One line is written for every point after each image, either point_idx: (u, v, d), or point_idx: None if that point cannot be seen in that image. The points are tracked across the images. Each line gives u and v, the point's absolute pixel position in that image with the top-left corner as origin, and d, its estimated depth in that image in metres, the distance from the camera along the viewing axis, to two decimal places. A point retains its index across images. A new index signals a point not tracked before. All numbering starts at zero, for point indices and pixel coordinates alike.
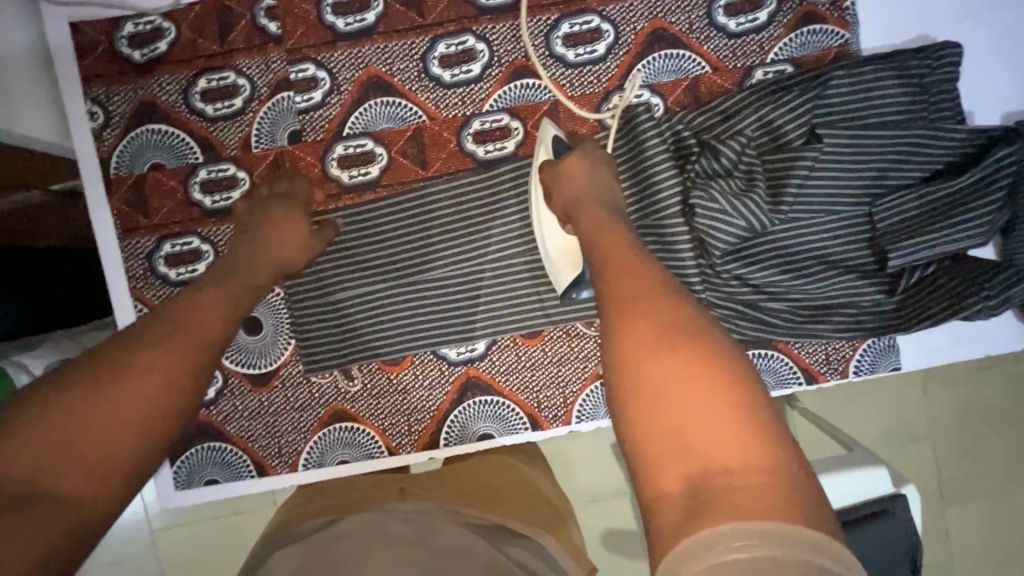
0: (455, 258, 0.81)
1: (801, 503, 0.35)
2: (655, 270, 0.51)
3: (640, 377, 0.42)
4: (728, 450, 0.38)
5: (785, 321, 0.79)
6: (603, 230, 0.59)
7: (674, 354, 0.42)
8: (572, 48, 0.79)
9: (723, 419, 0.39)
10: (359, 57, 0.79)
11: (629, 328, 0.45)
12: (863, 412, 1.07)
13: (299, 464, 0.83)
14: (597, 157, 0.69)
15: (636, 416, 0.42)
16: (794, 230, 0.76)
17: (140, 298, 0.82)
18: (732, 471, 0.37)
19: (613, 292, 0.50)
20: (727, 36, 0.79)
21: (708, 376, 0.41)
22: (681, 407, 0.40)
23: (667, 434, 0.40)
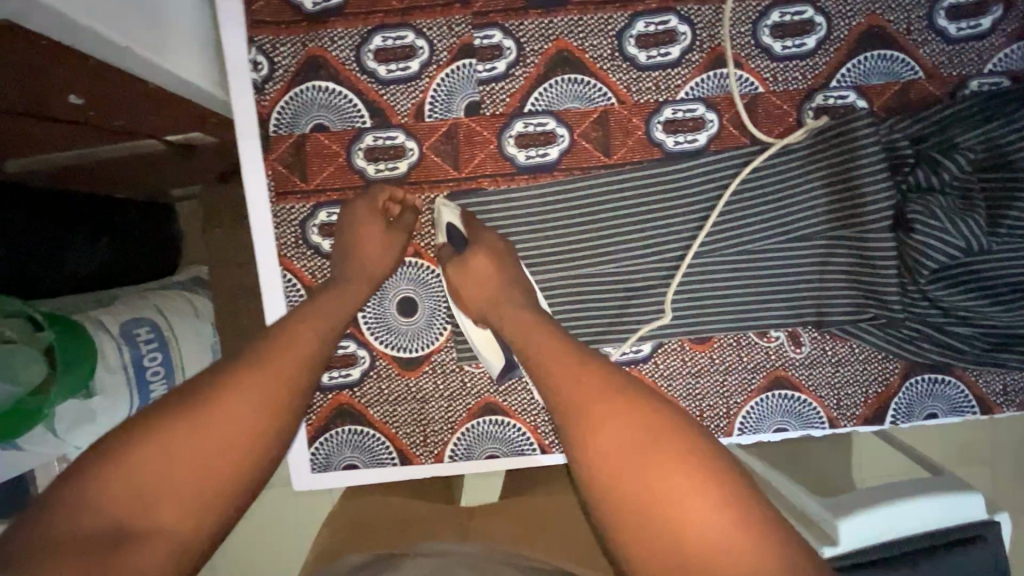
0: (632, 252, 0.76)
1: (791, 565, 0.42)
2: (592, 354, 0.55)
3: (619, 475, 0.47)
4: (725, 543, 0.43)
5: (974, 349, 0.75)
6: (526, 327, 0.60)
7: (649, 454, 0.47)
8: (780, 39, 0.73)
9: (700, 498, 0.45)
10: (549, 28, 0.73)
11: (595, 434, 0.49)
12: (936, 438, 1.03)
13: (444, 455, 0.79)
14: (499, 249, 0.70)
15: (623, 517, 0.46)
16: (1007, 254, 0.71)
17: (289, 267, 0.77)
18: (727, 569, 0.42)
19: (560, 388, 0.52)
20: (946, 42, 0.74)
21: (681, 461, 0.47)
22: (670, 499, 0.45)
23: (662, 538, 0.44)
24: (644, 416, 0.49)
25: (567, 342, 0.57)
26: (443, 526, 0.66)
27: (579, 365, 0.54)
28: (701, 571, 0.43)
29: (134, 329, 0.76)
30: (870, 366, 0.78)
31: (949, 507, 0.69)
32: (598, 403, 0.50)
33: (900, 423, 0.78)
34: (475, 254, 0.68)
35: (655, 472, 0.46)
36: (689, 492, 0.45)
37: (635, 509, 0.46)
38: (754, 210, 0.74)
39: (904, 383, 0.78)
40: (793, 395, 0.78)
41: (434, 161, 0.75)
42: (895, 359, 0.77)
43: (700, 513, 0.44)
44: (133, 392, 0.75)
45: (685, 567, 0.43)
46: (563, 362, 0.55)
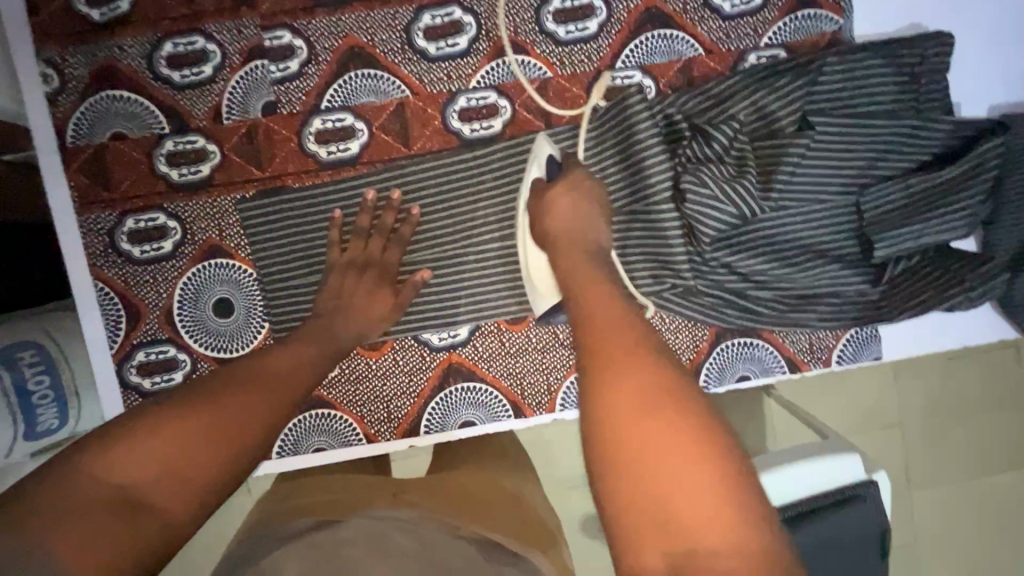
0: (437, 239, 0.78)
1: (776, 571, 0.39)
2: (635, 322, 0.52)
3: (615, 415, 0.46)
4: (705, 528, 0.40)
5: (771, 311, 0.78)
6: (579, 273, 0.59)
7: (654, 414, 0.45)
8: (563, 24, 0.76)
9: (701, 482, 0.42)
10: (338, 26, 0.75)
11: (609, 397, 0.47)
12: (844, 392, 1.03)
13: (274, 451, 0.80)
14: (590, 188, 0.65)
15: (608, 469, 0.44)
16: (785, 217, 0.75)
17: (101, 276, 0.77)
18: (721, 556, 0.39)
19: (597, 343, 0.51)
20: (721, 19, 0.77)
21: (692, 444, 0.43)
22: (666, 471, 0.42)
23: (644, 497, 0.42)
24: (652, 384, 0.47)
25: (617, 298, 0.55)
26: (374, 495, 0.62)
27: (615, 319, 0.52)
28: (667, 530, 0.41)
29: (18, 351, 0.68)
30: (681, 335, 0.81)
31: (829, 471, 0.77)
32: (613, 351, 0.50)
33: (713, 386, 0.82)
34: (555, 187, 0.65)
35: (661, 433, 0.44)
36: (693, 472, 0.42)
37: (632, 465, 0.43)
38: None
39: (714, 348, 0.82)
40: None
41: (238, 162, 0.76)
42: (703, 326, 0.80)
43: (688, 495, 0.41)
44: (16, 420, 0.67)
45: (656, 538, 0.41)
46: (600, 306, 0.54)
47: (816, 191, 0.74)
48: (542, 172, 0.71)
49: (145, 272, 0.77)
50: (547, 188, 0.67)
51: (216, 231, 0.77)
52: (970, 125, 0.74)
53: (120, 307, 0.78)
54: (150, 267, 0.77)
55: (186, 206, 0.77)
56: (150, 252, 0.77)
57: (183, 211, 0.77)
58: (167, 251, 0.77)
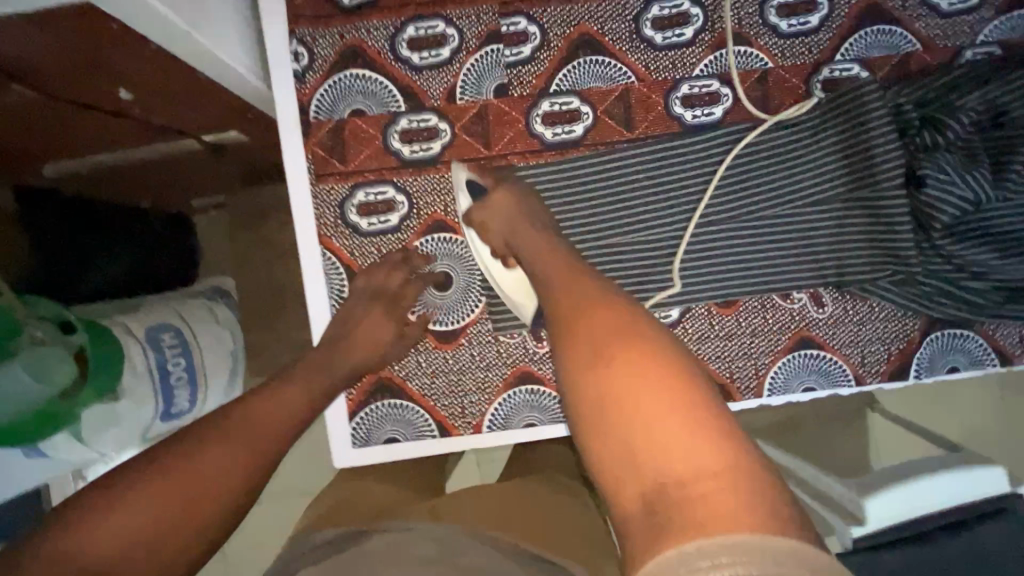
0: (654, 219, 0.80)
1: (760, 512, 0.37)
2: (589, 282, 0.56)
3: (595, 375, 0.47)
4: (689, 466, 0.40)
5: (988, 302, 0.78)
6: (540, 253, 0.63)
7: (639, 365, 0.45)
8: (786, 18, 0.79)
9: (674, 419, 0.42)
10: (571, 13, 0.78)
11: (581, 345, 0.49)
12: (938, 416, 1.11)
13: (482, 426, 0.80)
14: (518, 190, 0.72)
15: (589, 419, 0.46)
16: (1014, 208, 0.74)
17: (329, 246, 0.79)
18: (691, 479, 0.39)
19: (561, 309, 0.54)
20: (939, 16, 0.79)
21: (667, 385, 0.44)
22: (642, 412, 0.43)
23: (626, 442, 0.43)
24: (608, 331, 0.49)
25: (573, 266, 0.59)
26: (410, 508, 0.67)
27: (573, 285, 0.56)
28: (652, 471, 0.41)
29: (160, 333, 0.81)
30: (891, 324, 0.81)
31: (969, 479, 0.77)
32: (583, 310, 0.52)
33: (923, 377, 0.81)
34: (495, 194, 0.72)
35: (615, 373, 0.46)
36: (665, 407, 0.43)
37: (603, 419, 0.45)
38: (767, 176, 0.78)
39: (925, 339, 0.81)
40: (819, 354, 0.81)
41: (467, 140, 0.79)
42: (913, 315, 0.81)
43: (665, 433, 0.42)
44: (156, 391, 0.80)
45: (636, 473, 0.41)
46: (573, 283, 0.56)
47: None
48: (470, 198, 0.76)
49: (372, 243, 0.80)
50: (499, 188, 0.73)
51: (441, 206, 0.80)
52: None
53: (343, 276, 0.80)
54: (376, 239, 0.80)
55: (415, 181, 0.79)
56: (377, 224, 0.80)
57: (412, 186, 0.79)
58: (394, 224, 0.80)
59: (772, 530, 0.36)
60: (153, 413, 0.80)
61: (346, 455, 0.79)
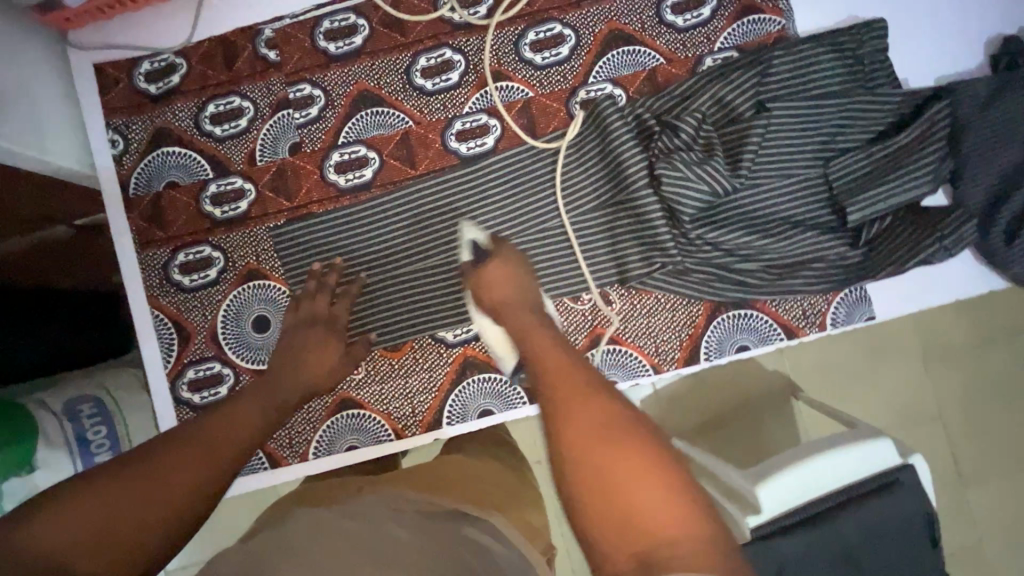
0: (444, 246, 0.88)
1: (729, 566, 0.44)
2: (579, 362, 0.64)
3: (580, 458, 0.53)
4: (676, 529, 0.47)
5: (759, 281, 0.84)
6: (529, 330, 0.70)
7: (622, 452, 0.52)
8: (539, 52, 0.88)
9: (654, 489, 0.49)
10: (350, 75, 0.89)
11: (569, 417, 0.56)
12: (862, 388, 1.04)
13: (308, 454, 0.86)
14: (513, 259, 0.79)
15: (585, 497, 0.51)
16: (755, 194, 0.82)
17: (157, 305, 0.88)
18: (669, 530, 0.47)
19: (552, 388, 0.60)
20: (676, 31, 0.88)
21: (645, 460, 0.51)
22: (630, 491, 0.50)
23: (618, 518, 0.49)
24: (600, 411, 0.56)
25: (560, 341, 0.68)
26: None
27: (562, 360, 0.64)
28: (635, 533, 0.47)
29: (78, 407, 0.78)
30: (677, 313, 0.86)
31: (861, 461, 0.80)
32: (570, 386, 0.59)
33: (714, 358, 0.85)
34: (489, 267, 0.78)
35: (602, 456, 0.52)
36: (645, 485, 0.50)
37: (596, 487, 0.51)
38: (537, 197, 0.86)
39: (712, 322, 0.86)
40: (615, 348, 0.86)
41: (271, 196, 0.89)
42: (696, 301, 0.86)
43: (653, 509, 0.48)
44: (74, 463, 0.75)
45: (623, 536, 0.48)
46: (554, 357, 0.65)
47: (783, 168, 0.82)
48: (471, 254, 0.84)
49: (195, 298, 0.88)
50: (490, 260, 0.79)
51: (254, 256, 0.88)
52: (917, 96, 0.83)
53: (172, 330, 0.88)
54: (198, 293, 0.88)
55: (229, 238, 0.88)
56: (198, 280, 0.88)
57: (226, 242, 0.88)
58: (212, 278, 0.88)
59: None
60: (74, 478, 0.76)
61: None
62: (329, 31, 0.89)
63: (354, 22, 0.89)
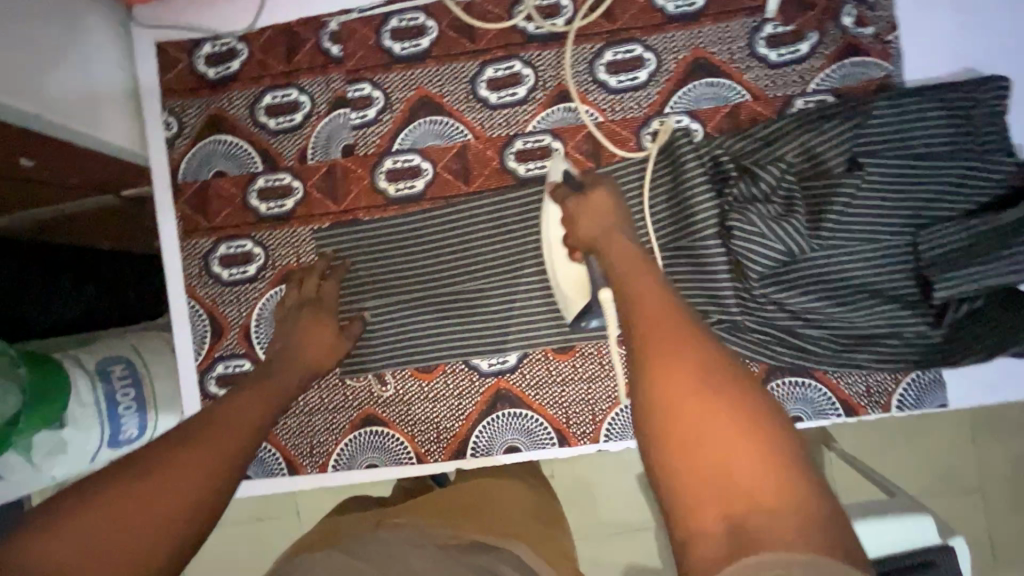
0: (491, 269, 0.84)
1: (830, 534, 0.38)
2: (667, 296, 0.55)
3: (665, 404, 0.46)
4: (771, 490, 0.40)
5: (826, 351, 0.77)
6: (626, 263, 0.60)
7: (718, 400, 0.45)
8: (614, 75, 0.82)
9: (751, 446, 0.42)
10: (412, 78, 0.84)
11: (655, 360, 0.49)
12: (902, 453, 0.95)
13: (328, 466, 0.85)
14: (615, 192, 0.68)
15: (662, 445, 0.45)
16: (834, 256, 0.74)
17: (195, 295, 0.87)
18: (774, 510, 0.39)
19: (639, 329, 0.53)
20: (768, 67, 0.80)
21: (741, 412, 0.44)
22: (718, 445, 0.43)
23: (704, 471, 0.42)
24: (695, 361, 0.48)
25: (654, 273, 0.58)
26: None
27: (651, 295, 0.55)
28: (724, 492, 0.41)
29: (110, 366, 0.77)
30: None
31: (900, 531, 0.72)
32: (658, 325, 0.52)
33: None
34: (582, 191, 0.68)
35: (693, 400, 0.45)
36: (740, 437, 0.43)
37: (678, 437, 0.44)
38: None
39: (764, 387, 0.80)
40: None
41: (318, 197, 0.86)
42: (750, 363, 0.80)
43: (745, 466, 0.42)
44: (105, 427, 0.75)
45: (709, 494, 0.41)
46: (642, 287, 0.56)
47: (873, 232, 0.74)
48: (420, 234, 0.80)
49: (232, 293, 0.86)
50: (571, 196, 0.69)
51: (294, 257, 0.86)
52: None
53: (206, 322, 0.87)
54: (235, 288, 0.86)
55: (272, 235, 0.86)
56: (237, 275, 0.86)
57: (268, 240, 0.86)
58: (251, 274, 0.86)
59: (827, 551, 0.37)
60: (97, 441, 0.75)
61: None
62: (395, 30, 0.85)
63: (422, 23, 0.84)
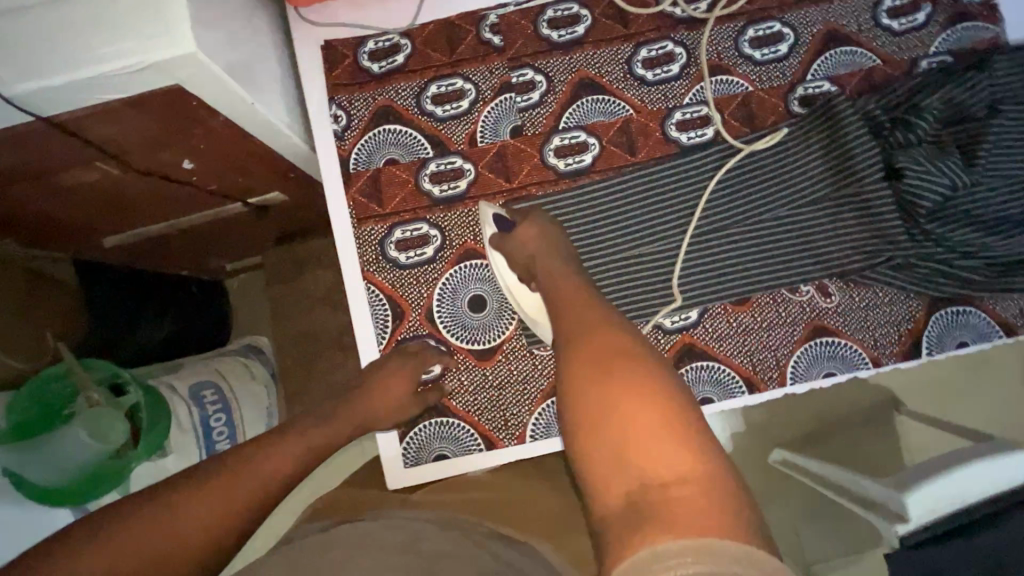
0: (663, 232, 0.88)
1: (726, 515, 0.42)
2: (593, 302, 0.62)
3: (589, 394, 0.52)
4: (687, 476, 0.45)
5: (984, 278, 0.84)
6: (557, 280, 0.68)
7: (631, 390, 0.50)
8: (758, 49, 0.90)
9: (663, 433, 0.47)
10: (571, 62, 0.90)
11: (582, 353, 0.55)
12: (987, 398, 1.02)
13: (525, 436, 0.86)
14: (547, 225, 0.78)
15: (586, 429, 0.50)
16: (983, 190, 0.83)
17: (372, 280, 0.88)
18: (672, 482, 0.45)
19: (567, 328, 0.59)
20: (892, 35, 0.90)
21: (654, 402, 0.49)
22: (631, 435, 0.48)
23: (617, 456, 0.48)
24: (616, 348, 0.54)
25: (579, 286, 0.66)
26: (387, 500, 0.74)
27: (576, 300, 0.63)
28: (640, 475, 0.46)
29: (202, 392, 0.90)
30: (897, 308, 0.87)
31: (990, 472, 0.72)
32: (584, 325, 0.58)
33: (935, 353, 0.86)
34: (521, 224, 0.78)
35: (612, 391, 0.50)
36: (653, 423, 0.48)
37: (598, 420, 0.50)
38: (756, 186, 0.87)
39: (931, 318, 0.87)
40: (834, 340, 0.87)
41: (490, 177, 0.89)
42: (916, 298, 0.87)
43: (656, 452, 0.47)
44: (201, 448, 0.87)
45: (620, 477, 0.47)
46: (573, 299, 0.63)
47: (1014, 168, 0.83)
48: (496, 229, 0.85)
49: (412, 275, 0.88)
50: (507, 238, 0.80)
51: (472, 236, 0.88)
52: None
53: (387, 306, 0.87)
54: (414, 271, 0.88)
55: (447, 217, 0.88)
56: (415, 258, 0.88)
57: (444, 221, 0.88)
58: (429, 255, 0.88)
59: (732, 534, 0.41)
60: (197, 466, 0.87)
61: (426, 469, 0.85)
62: (553, 20, 0.91)
63: (577, 12, 0.91)
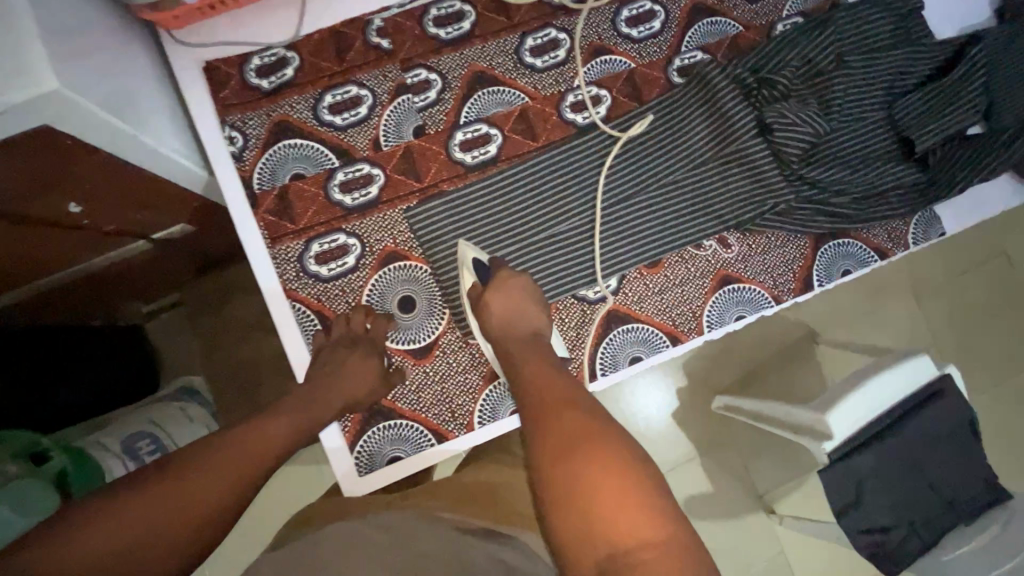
0: (573, 211, 0.92)
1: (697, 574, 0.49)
2: (564, 377, 0.68)
3: (560, 465, 0.56)
4: (655, 539, 0.51)
5: (856, 210, 0.94)
6: (526, 354, 0.73)
7: (600, 460, 0.55)
8: (633, 27, 0.96)
9: (633, 501, 0.53)
10: (462, 58, 0.93)
11: (551, 425, 0.60)
12: (881, 312, 1.13)
13: (473, 423, 0.88)
14: (526, 285, 0.82)
15: (559, 500, 0.55)
16: (841, 133, 0.93)
17: (296, 297, 0.87)
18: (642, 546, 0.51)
19: (536, 401, 0.64)
20: (748, 3, 0.99)
21: (626, 472, 0.55)
22: (604, 502, 0.53)
23: (594, 523, 0.52)
24: (584, 421, 0.59)
25: (548, 363, 0.71)
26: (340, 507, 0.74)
27: (545, 375, 0.68)
28: (613, 540, 0.51)
29: (137, 443, 0.82)
30: (787, 249, 0.96)
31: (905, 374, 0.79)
32: (552, 398, 0.63)
33: (825, 283, 0.96)
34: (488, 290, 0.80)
35: (585, 461, 0.55)
36: (621, 493, 0.53)
37: (571, 488, 0.54)
38: (650, 157, 0.93)
39: (817, 252, 0.97)
40: (739, 287, 0.95)
41: (399, 179, 0.90)
42: (802, 237, 0.96)
43: (631, 521, 0.52)
44: None
45: (594, 542, 0.51)
46: (543, 373, 0.69)
47: (862, 111, 0.94)
48: (478, 276, 0.84)
49: (337, 286, 0.87)
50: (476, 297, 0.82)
51: (391, 239, 0.89)
52: (953, 44, 0.96)
53: (316, 320, 0.87)
54: (338, 282, 0.88)
55: (363, 224, 0.89)
56: (337, 269, 0.88)
57: (361, 228, 0.89)
58: (351, 264, 0.88)
59: None
60: None
61: (380, 474, 0.86)
62: (438, 18, 0.93)
63: (459, 8, 0.93)
